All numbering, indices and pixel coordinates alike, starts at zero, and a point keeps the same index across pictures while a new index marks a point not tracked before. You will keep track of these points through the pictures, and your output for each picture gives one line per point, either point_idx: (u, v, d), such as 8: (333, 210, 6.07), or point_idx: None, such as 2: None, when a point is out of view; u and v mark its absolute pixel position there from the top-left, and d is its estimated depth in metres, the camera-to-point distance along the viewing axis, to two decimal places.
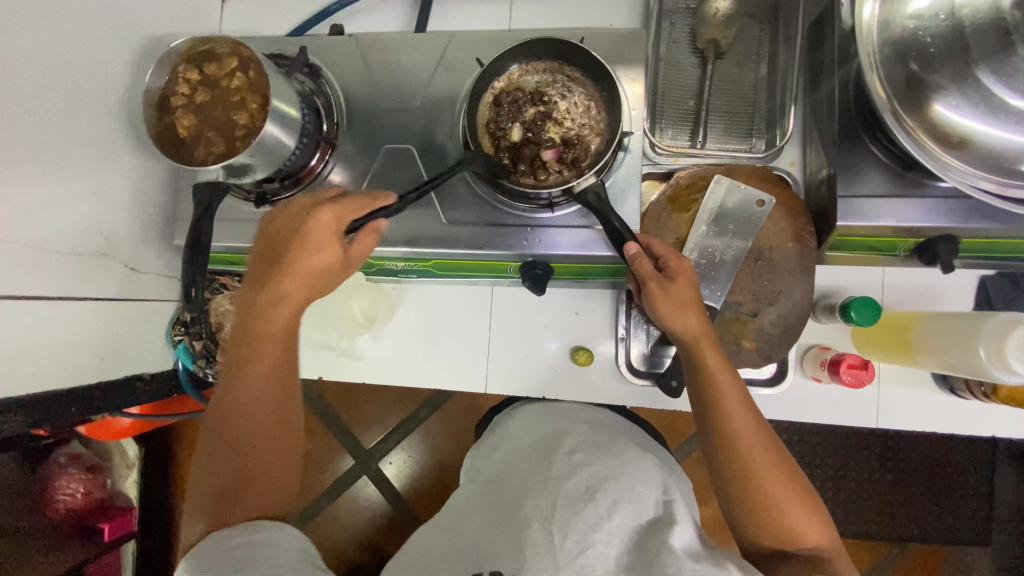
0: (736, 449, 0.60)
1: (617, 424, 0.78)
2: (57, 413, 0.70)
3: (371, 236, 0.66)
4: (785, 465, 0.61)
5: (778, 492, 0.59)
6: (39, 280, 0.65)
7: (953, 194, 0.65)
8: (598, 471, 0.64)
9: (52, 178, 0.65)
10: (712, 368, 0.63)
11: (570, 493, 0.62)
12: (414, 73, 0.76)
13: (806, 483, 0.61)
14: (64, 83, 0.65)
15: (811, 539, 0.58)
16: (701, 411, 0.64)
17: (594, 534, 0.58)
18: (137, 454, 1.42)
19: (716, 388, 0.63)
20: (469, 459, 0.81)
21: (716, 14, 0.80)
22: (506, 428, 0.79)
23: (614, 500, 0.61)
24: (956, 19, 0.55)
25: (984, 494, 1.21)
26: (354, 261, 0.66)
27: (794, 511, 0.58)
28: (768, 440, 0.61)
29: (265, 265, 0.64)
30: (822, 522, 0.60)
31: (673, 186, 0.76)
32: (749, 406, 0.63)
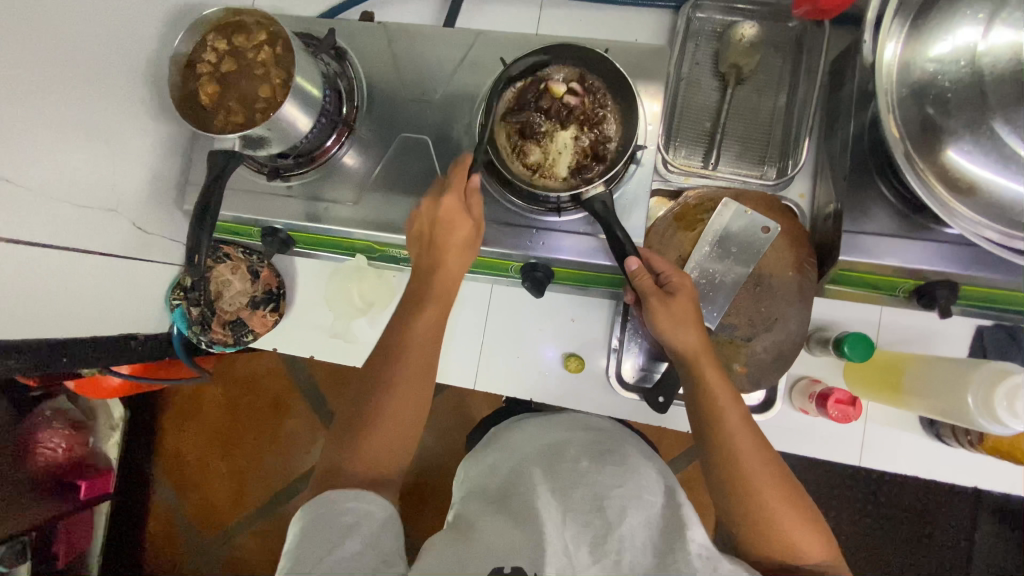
0: (738, 466, 0.61)
1: (614, 430, 0.78)
2: (51, 361, 0.72)
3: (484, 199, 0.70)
4: (786, 481, 0.61)
5: (778, 509, 0.59)
6: (48, 229, 0.66)
7: (958, 241, 0.66)
8: (606, 478, 0.66)
9: (70, 130, 0.66)
10: (710, 384, 0.64)
11: (580, 502, 0.64)
12: (438, 66, 0.77)
13: (805, 498, 0.61)
14: (92, 39, 0.66)
15: (813, 555, 0.58)
16: (698, 429, 0.65)
17: (607, 543, 0.61)
18: (122, 417, 1.44)
19: (713, 403, 0.63)
20: (464, 466, 0.79)
21: (742, 40, 0.81)
22: (506, 437, 0.77)
23: (625, 507, 0.63)
24: (977, 67, 0.55)
25: (964, 547, 1.21)
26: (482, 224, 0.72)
27: (795, 526, 0.59)
28: (767, 452, 0.62)
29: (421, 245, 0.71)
30: (825, 537, 0.60)
31: (680, 204, 0.77)
32: (751, 426, 0.63)
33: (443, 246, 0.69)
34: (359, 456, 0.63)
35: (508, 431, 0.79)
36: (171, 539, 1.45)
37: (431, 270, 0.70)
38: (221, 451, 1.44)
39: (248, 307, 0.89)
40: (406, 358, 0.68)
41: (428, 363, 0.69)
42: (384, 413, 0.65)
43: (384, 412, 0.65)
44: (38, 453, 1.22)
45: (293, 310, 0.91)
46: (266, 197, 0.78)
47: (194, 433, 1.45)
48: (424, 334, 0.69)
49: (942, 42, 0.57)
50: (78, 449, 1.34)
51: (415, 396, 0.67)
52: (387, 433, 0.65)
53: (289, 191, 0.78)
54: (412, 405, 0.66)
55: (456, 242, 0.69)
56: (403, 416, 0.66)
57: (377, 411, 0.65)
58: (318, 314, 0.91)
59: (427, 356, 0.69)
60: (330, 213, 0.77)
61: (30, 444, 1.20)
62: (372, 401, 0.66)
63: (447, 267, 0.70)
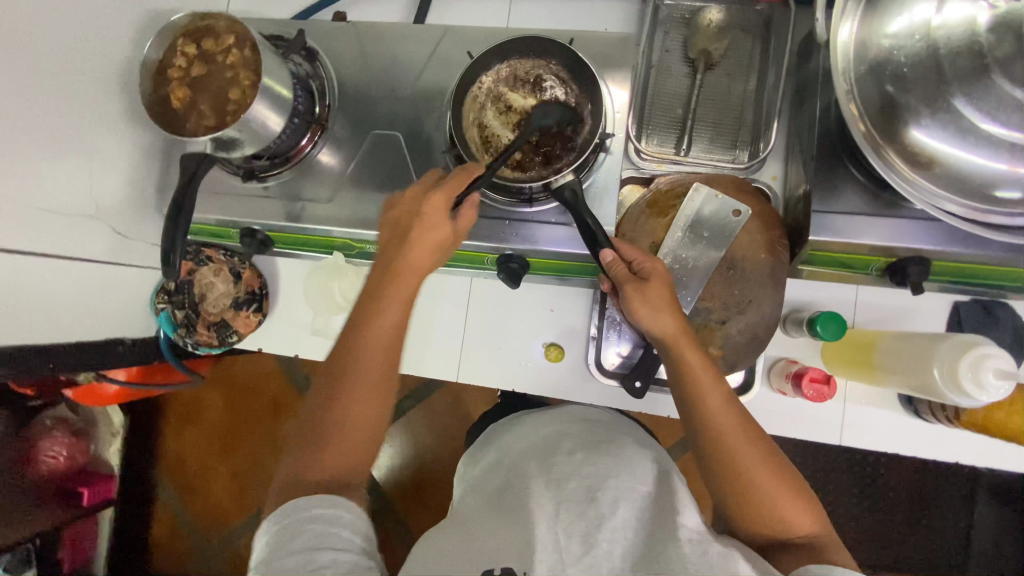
0: (723, 444, 0.61)
1: (612, 420, 0.78)
2: (33, 368, 0.73)
3: (471, 214, 0.68)
4: (773, 453, 0.62)
5: (767, 486, 0.59)
6: (29, 237, 0.68)
7: (926, 217, 0.66)
8: (599, 468, 0.65)
9: (44, 138, 0.67)
10: (692, 369, 0.63)
11: (573, 493, 0.63)
12: (407, 62, 0.78)
13: (794, 473, 0.62)
14: (63, 48, 0.67)
15: (803, 525, 0.59)
16: (686, 412, 0.64)
17: (599, 534, 0.59)
18: (121, 422, 1.49)
19: (697, 387, 0.63)
20: (463, 470, 0.80)
21: (709, 26, 0.82)
22: (502, 435, 0.78)
23: (616, 498, 0.62)
24: (932, 40, 0.56)
25: (962, 526, 1.21)
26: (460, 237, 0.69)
27: (785, 502, 0.59)
28: (752, 431, 0.62)
29: (391, 242, 0.67)
30: (815, 510, 0.60)
31: (652, 191, 0.78)
32: (734, 406, 0.63)
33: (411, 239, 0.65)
34: (324, 464, 0.60)
35: (506, 426, 0.80)
36: (174, 542, 1.46)
37: (396, 267, 0.66)
38: (220, 453, 1.46)
39: (231, 309, 0.89)
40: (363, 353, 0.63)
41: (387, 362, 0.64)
42: (346, 421, 0.62)
43: (343, 408, 0.62)
44: (40, 462, 1.24)
45: (277, 308, 0.93)
46: (243, 198, 0.79)
47: (194, 437, 1.47)
48: (382, 329, 0.64)
49: (899, 19, 0.58)
50: (80, 456, 1.36)
51: (374, 391, 0.63)
52: (350, 434, 0.61)
53: (267, 192, 0.79)
54: (375, 404, 0.63)
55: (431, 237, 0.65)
56: (357, 430, 0.62)
57: (336, 422, 0.61)
58: (301, 312, 0.92)
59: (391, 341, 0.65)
60: (308, 212, 0.78)
61: (31, 452, 1.22)
62: (330, 411, 0.62)
63: (412, 261, 0.65)
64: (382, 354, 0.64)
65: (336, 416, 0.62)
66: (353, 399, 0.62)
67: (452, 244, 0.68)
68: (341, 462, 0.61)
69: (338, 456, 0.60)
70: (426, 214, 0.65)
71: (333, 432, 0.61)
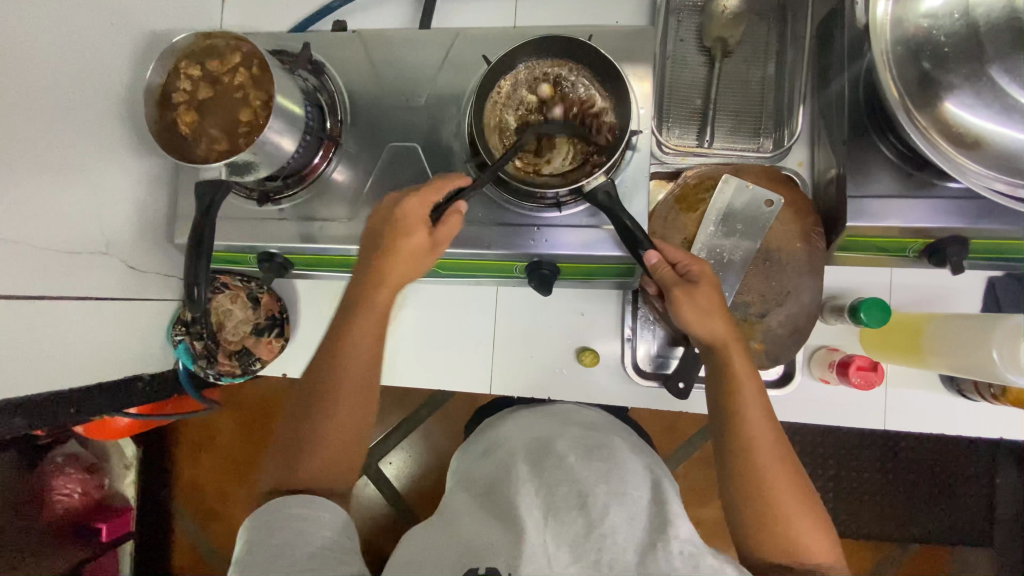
0: (753, 460, 0.61)
1: (609, 424, 0.81)
2: (52, 415, 0.69)
3: (456, 220, 0.66)
4: (795, 469, 0.61)
5: (790, 505, 0.59)
6: (39, 281, 0.64)
7: (963, 195, 0.65)
8: (591, 474, 0.66)
9: (49, 174, 0.64)
10: (738, 374, 0.62)
11: (563, 499, 0.64)
12: (420, 69, 0.75)
13: (815, 497, 0.62)
14: (62, 79, 0.63)
15: (814, 556, 0.59)
16: (719, 416, 0.64)
17: (587, 542, 0.60)
18: (135, 454, 1.43)
19: (738, 393, 0.62)
20: (458, 459, 0.85)
21: (725, 12, 0.78)
22: (495, 428, 0.81)
23: (607, 504, 0.63)
24: (971, 18, 0.54)
25: (986, 493, 1.22)
26: (441, 245, 0.67)
27: (804, 525, 0.59)
28: (785, 450, 0.62)
29: (369, 245, 0.68)
30: (829, 538, 0.60)
31: (680, 185, 0.76)
32: (772, 422, 0.62)
33: (391, 250, 0.66)
34: (307, 474, 0.63)
35: (500, 420, 0.83)
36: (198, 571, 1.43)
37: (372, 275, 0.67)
38: (237, 477, 1.42)
39: (253, 335, 0.88)
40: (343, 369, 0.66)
41: (362, 385, 0.67)
42: (329, 431, 0.65)
43: (320, 417, 0.65)
44: (55, 502, 1.22)
45: (299, 332, 0.91)
46: (257, 222, 0.76)
47: (207, 464, 1.43)
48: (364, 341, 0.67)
49: None
50: (95, 491, 1.33)
51: (351, 408, 0.66)
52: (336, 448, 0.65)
53: (282, 214, 0.76)
54: (347, 426, 0.66)
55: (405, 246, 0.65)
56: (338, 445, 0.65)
57: (323, 432, 0.65)
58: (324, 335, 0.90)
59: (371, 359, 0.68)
60: (326, 232, 0.75)
61: (44, 493, 1.19)
62: (317, 419, 0.65)
63: (386, 273, 0.67)
64: (367, 368, 0.67)
65: (319, 423, 0.65)
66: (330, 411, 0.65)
67: (432, 253, 0.67)
68: (332, 470, 0.65)
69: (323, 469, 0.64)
70: (399, 219, 0.66)
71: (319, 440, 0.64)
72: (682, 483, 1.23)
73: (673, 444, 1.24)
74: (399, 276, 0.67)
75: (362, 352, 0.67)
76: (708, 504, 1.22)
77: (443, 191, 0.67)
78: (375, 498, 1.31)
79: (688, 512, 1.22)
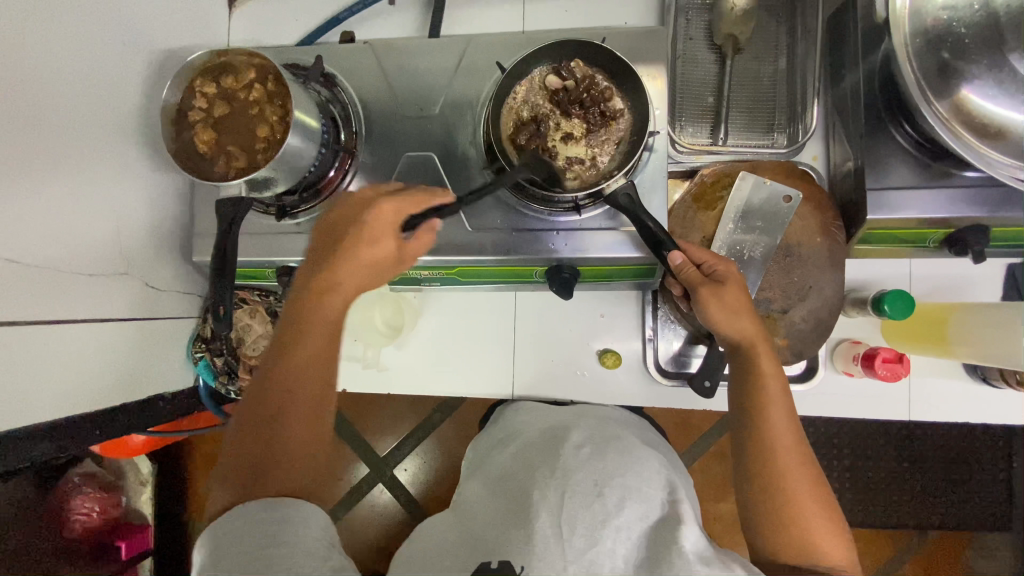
0: (772, 458, 0.60)
1: (626, 420, 0.82)
2: (81, 435, 0.69)
3: (428, 236, 0.65)
4: (813, 469, 0.61)
5: (807, 505, 0.59)
6: (61, 303, 0.64)
7: (982, 184, 0.65)
8: (609, 466, 0.68)
9: (68, 197, 0.63)
10: (763, 372, 0.63)
11: (579, 487, 0.65)
12: (434, 77, 0.75)
13: (833, 499, 0.61)
14: (78, 101, 0.63)
15: (831, 558, 0.58)
16: (741, 412, 0.64)
17: (602, 531, 0.61)
18: (150, 471, 1.41)
19: (762, 390, 0.62)
20: (473, 449, 0.87)
21: (734, 9, 0.79)
22: (511, 416, 0.82)
23: (623, 496, 0.64)
24: (991, 9, 0.55)
25: (1002, 480, 1.22)
26: (408, 257, 0.65)
27: (820, 527, 0.58)
28: (805, 449, 0.62)
29: (327, 249, 0.64)
30: (845, 541, 0.60)
31: (697, 184, 0.76)
32: (795, 421, 0.62)
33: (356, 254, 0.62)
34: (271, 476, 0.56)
35: (511, 412, 0.84)
36: None
37: (329, 279, 0.63)
38: None
39: None
40: (298, 368, 0.61)
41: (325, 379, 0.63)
42: (294, 437, 0.59)
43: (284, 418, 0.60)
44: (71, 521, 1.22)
45: None
46: (275, 236, 0.76)
47: None
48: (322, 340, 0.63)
49: None
50: (113, 509, 1.32)
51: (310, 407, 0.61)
52: (304, 452, 0.59)
53: (299, 227, 0.76)
54: (317, 421, 0.62)
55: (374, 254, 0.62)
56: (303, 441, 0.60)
57: (287, 437, 0.59)
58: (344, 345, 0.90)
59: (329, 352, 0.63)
60: None
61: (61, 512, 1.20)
62: (280, 418, 0.60)
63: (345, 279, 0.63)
64: (324, 368, 0.62)
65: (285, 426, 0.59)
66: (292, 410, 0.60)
67: (397, 264, 0.65)
68: (308, 468, 0.59)
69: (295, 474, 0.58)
70: (370, 226, 0.62)
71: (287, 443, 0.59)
72: (699, 478, 1.23)
73: (690, 440, 1.24)
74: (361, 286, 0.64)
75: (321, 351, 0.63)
76: (725, 499, 1.22)
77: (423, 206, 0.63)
78: (393, 506, 1.30)
79: (706, 507, 1.22)
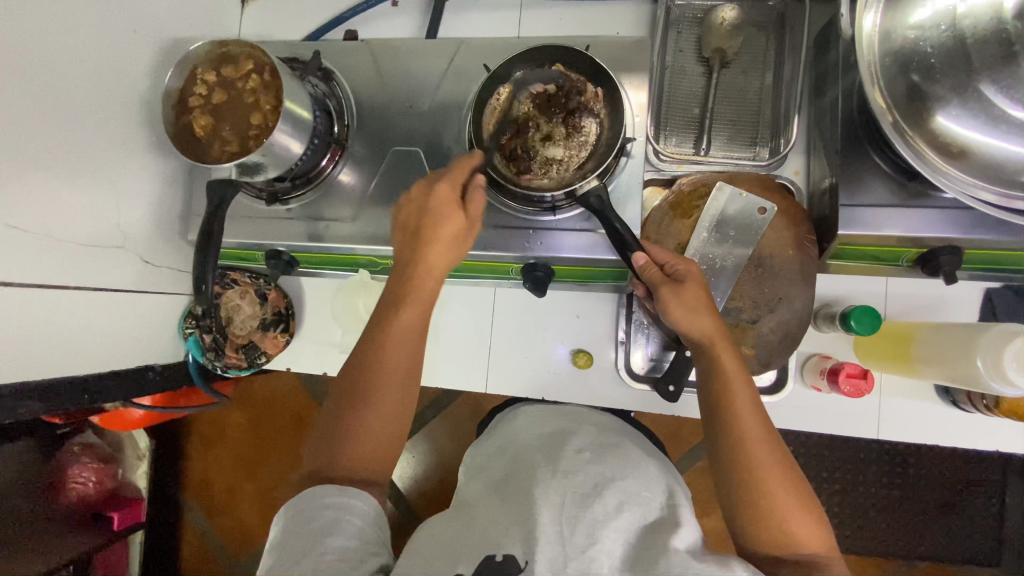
0: (742, 449, 0.60)
1: (614, 425, 0.82)
2: (66, 399, 0.72)
3: (482, 197, 0.67)
4: (786, 465, 0.61)
5: (779, 495, 0.58)
6: (58, 271, 0.68)
7: (956, 205, 0.65)
8: (606, 469, 0.68)
9: (71, 170, 0.67)
10: (727, 368, 0.63)
11: (577, 488, 0.65)
12: (424, 77, 0.78)
13: (808, 490, 0.61)
14: (87, 81, 0.67)
15: (809, 547, 0.57)
16: (710, 411, 0.64)
17: (601, 530, 0.61)
18: (148, 446, 1.43)
19: (728, 387, 0.63)
20: (471, 454, 0.86)
21: (723, 23, 0.82)
22: (511, 422, 0.84)
23: (620, 499, 0.64)
24: (957, 30, 0.55)
25: (995, 513, 1.19)
26: (477, 224, 0.68)
27: (796, 517, 0.58)
28: (775, 442, 0.62)
29: (406, 241, 0.68)
30: (823, 530, 0.59)
31: (675, 192, 0.78)
32: (760, 408, 0.63)
33: (432, 236, 0.66)
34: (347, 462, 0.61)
35: (511, 417, 0.86)
36: (206, 565, 1.43)
37: (411, 263, 0.67)
38: (243, 473, 1.42)
39: (259, 331, 0.92)
40: (395, 373, 0.65)
41: (405, 381, 0.66)
42: (372, 414, 0.63)
43: (368, 413, 0.63)
44: (67, 489, 1.25)
45: (303, 328, 0.95)
46: (266, 221, 0.79)
47: (219, 455, 1.44)
48: (405, 324, 0.66)
49: (922, 8, 0.57)
50: (110, 480, 1.35)
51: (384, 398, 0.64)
52: (379, 423, 0.63)
53: (289, 213, 0.79)
54: (394, 413, 0.64)
55: (446, 231, 0.65)
56: (383, 429, 0.63)
57: (364, 417, 0.63)
58: (326, 332, 0.95)
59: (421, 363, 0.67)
60: (330, 232, 0.78)
61: (56, 481, 1.22)
62: (353, 411, 0.63)
63: (430, 258, 0.66)
64: (402, 344, 0.65)
65: (361, 409, 0.63)
66: (371, 409, 0.63)
67: (470, 234, 0.67)
68: (370, 455, 0.62)
69: (363, 449, 0.62)
70: (434, 205, 0.66)
71: (364, 421, 0.63)
72: None
73: (674, 452, 1.23)
74: (445, 263, 0.67)
75: (407, 330, 0.66)
76: (710, 514, 1.22)
77: (467, 172, 0.68)
78: None
79: None
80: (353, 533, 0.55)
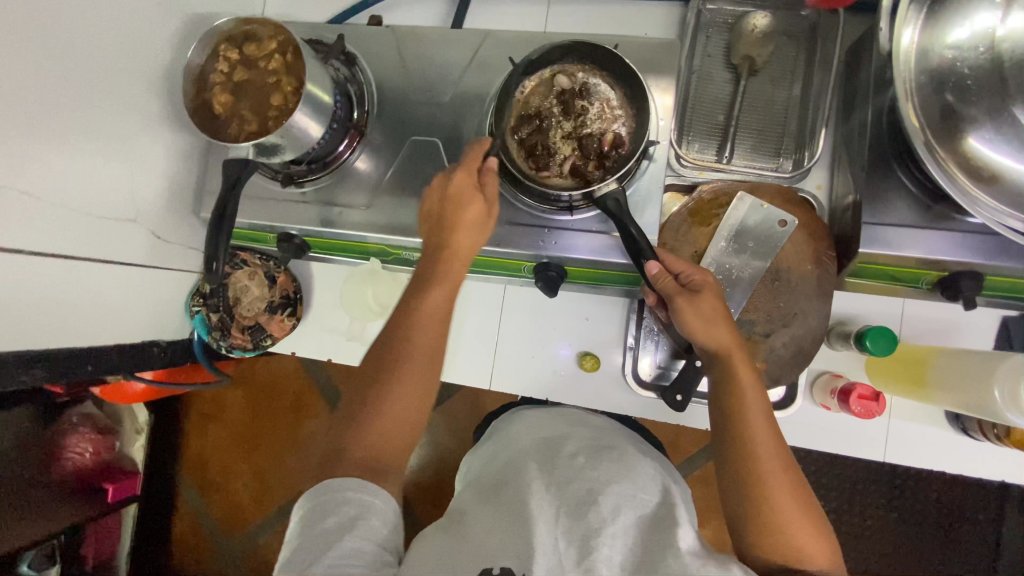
0: (752, 460, 0.60)
1: (618, 430, 0.81)
2: (71, 369, 0.72)
3: (495, 177, 0.68)
4: (795, 479, 0.60)
5: (787, 509, 0.58)
6: (69, 241, 0.67)
7: (982, 230, 0.64)
8: (601, 474, 0.67)
9: (88, 141, 0.67)
10: (739, 376, 0.63)
11: (573, 496, 0.65)
12: (448, 67, 0.77)
13: (815, 504, 0.60)
14: (108, 52, 0.67)
15: (813, 562, 0.57)
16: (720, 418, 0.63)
17: (598, 537, 0.60)
18: (147, 421, 1.43)
19: (740, 395, 0.62)
20: (468, 460, 0.85)
21: (755, 30, 0.80)
22: (510, 424, 0.83)
23: (617, 504, 0.63)
24: (997, 52, 0.53)
25: (991, 542, 1.18)
26: (495, 207, 0.68)
27: (802, 531, 0.57)
28: (785, 455, 0.61)
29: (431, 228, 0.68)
30: (827, 546, 0.58)
31: (695, 200, 0.76)
32: (771, 418, 0.62)
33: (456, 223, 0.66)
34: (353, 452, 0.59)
35: (512, 419, 0.84)
36: (198, 543, 1.43)
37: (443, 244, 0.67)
38: (241, 453, 1.42)
39: (266, 313, 0.91)
40: (409, 366, 0.64)
41: (429, 366, 0.66)
42: (395, 396, 0.63)
43: (388, 398, 0.63)
44: (66, 458, 1.24)
45: (310, 313, 0.95)
46: (280, 203, 0.79)
47: (216, 434, 1.44)
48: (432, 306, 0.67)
49: (960, 28, 0.55)
50: (106, 452, 1.34)
51: (420, 382, 0.65)
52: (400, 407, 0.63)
53: (303, 197, 0.78)
54: (414, 399, 0.64)
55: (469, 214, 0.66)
56: (402, 414, 0.63)
57: (388, 399, 0.63)
58: (333, 319, 0.95)
59: (436, 347, 0.67)
60: (344, 218, 0.77)
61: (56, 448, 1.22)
62: (373, 400, 0.63)
63: (457, 240, 0.67)
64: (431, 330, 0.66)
65: (384, 394, 0.63)
66: (404, 391, 0.63)
67: (489, 219, 0.68)
68: (389, 441, 0.62)
69: (382, 435, 0.61)
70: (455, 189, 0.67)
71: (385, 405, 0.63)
72: None
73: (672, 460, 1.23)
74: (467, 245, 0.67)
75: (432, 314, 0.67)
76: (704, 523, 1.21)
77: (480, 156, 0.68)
78: None
79: None
80: (346, 542, 0.51)
